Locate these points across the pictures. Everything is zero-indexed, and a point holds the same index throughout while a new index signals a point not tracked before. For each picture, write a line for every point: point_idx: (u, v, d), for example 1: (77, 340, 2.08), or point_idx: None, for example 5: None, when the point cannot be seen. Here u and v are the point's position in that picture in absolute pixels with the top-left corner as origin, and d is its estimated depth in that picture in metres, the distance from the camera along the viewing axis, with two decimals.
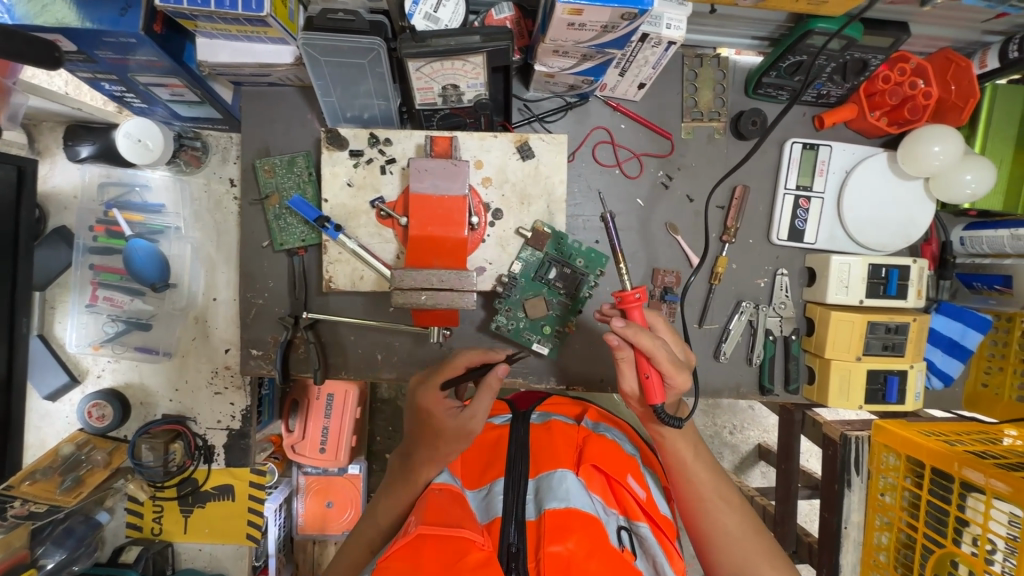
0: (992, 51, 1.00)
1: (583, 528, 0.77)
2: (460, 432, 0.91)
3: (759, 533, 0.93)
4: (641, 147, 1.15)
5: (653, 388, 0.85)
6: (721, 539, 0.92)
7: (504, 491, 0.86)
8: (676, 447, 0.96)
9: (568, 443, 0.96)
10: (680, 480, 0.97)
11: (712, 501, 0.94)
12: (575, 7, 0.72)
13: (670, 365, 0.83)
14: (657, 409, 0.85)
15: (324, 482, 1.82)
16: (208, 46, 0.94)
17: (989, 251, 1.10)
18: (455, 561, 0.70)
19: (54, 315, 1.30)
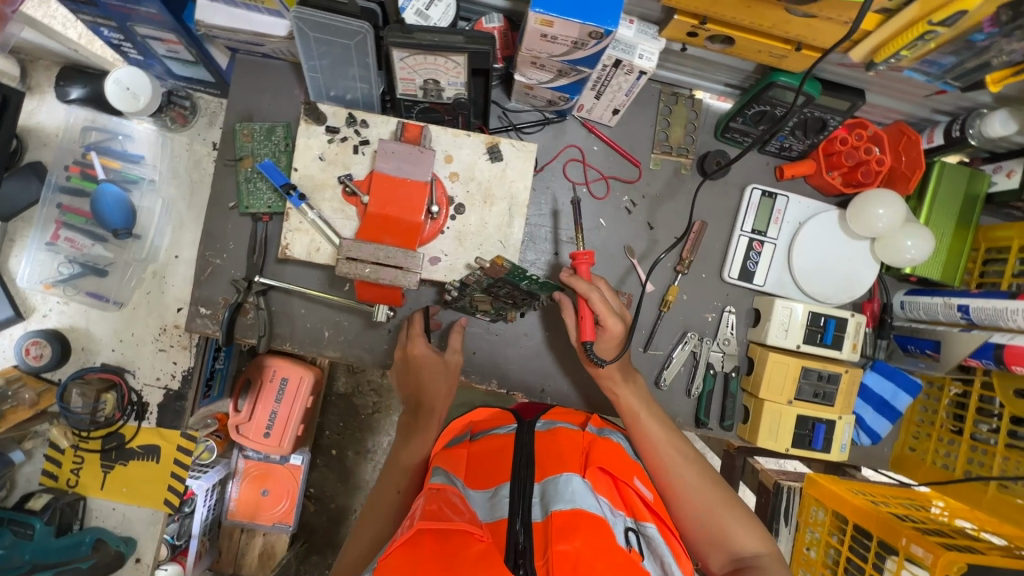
0: (939, 129, 1.08)
1: (591, 530, 0.75)
2: (446, 367, 1.11)
3: (719, 488, 0.97)
4: (610, 170, 1.20)
5: (585, 327, 1.02)
6: (687, 500, 0.95)
7: (511, 494, 0.84)
8: (623, 401, 1.04)
9: (574, 446, 0.93)
10: (639, 446, 1.01)
11: (672, 461, 0.98)
12: (546, 18, 0.77)
13: (601, 307, 1.00)
14: (586, 343, 1.01)
15: (264, 469, 1.76)
16: (208, 7, 0.98)
17: (925, 317, 1.15)
18: (455, 554, 0.70)
19: (13, 248, 1.30)
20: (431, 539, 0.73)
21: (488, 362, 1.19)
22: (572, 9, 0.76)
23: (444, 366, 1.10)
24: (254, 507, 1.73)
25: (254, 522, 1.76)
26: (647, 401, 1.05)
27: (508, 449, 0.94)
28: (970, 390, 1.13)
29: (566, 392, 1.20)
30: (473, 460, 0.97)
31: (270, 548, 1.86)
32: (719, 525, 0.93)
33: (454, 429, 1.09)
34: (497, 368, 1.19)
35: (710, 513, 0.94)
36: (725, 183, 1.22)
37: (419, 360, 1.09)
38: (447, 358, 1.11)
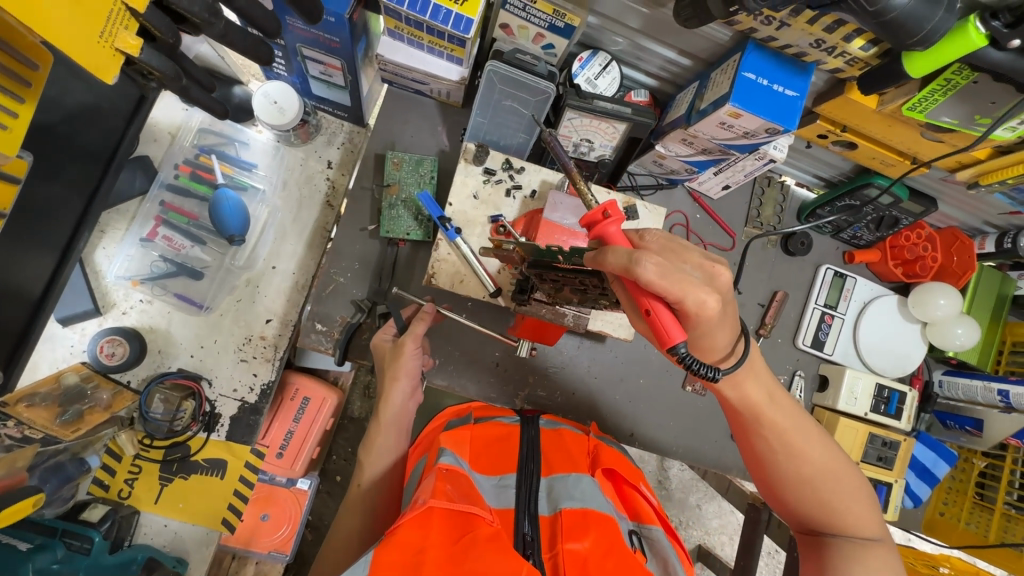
0: (990, 238, 1.27)
1: (601, 528, 0.80)
2: (395, 351, 1.05)
3: (840, 469, 0.85)
4: (708, 237, 1.32)
5: (661, 327, 0.66)
6: (797, 482, 0.85)
7: (518, 485, 0.90)
8: (742, 392, 0.82)
9: (581, 448, 1.01)
10: (749, 426, 0.86)
11: (785, 447, 0.84)
12: (738, 112, 0.89)
13: (663, 280, 0.64)
14: (677, 349, 0.65)
15: (267, 490, 1.37)
16: (390, 45, 1.05)
17: (963, 396, 1.31)
18: (463, 535, 0.72)
19: (102, 240, 1.24)
20: (441, 519, 0.74)
21: (584, 402, 1.25)
22: (762, 107, 0.88)
23: (393, 349, 1.06)
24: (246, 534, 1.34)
25: (249, 550, 1.36)
26: (769, 385, 0.84)
27: (514, 438, 0.99)
28: (999, 464, 1.29)
29: (652, 435, 1.28)
30: (475, 443, 0.98)
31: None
32: (833, 509, 0.84)
33: (452, 413, 1.09)
34: (592, 409, 1.25)
35: (825, 497, 0.84)
36: (803, 261, 1.37)
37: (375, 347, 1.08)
38: (397, 340, 1.06)
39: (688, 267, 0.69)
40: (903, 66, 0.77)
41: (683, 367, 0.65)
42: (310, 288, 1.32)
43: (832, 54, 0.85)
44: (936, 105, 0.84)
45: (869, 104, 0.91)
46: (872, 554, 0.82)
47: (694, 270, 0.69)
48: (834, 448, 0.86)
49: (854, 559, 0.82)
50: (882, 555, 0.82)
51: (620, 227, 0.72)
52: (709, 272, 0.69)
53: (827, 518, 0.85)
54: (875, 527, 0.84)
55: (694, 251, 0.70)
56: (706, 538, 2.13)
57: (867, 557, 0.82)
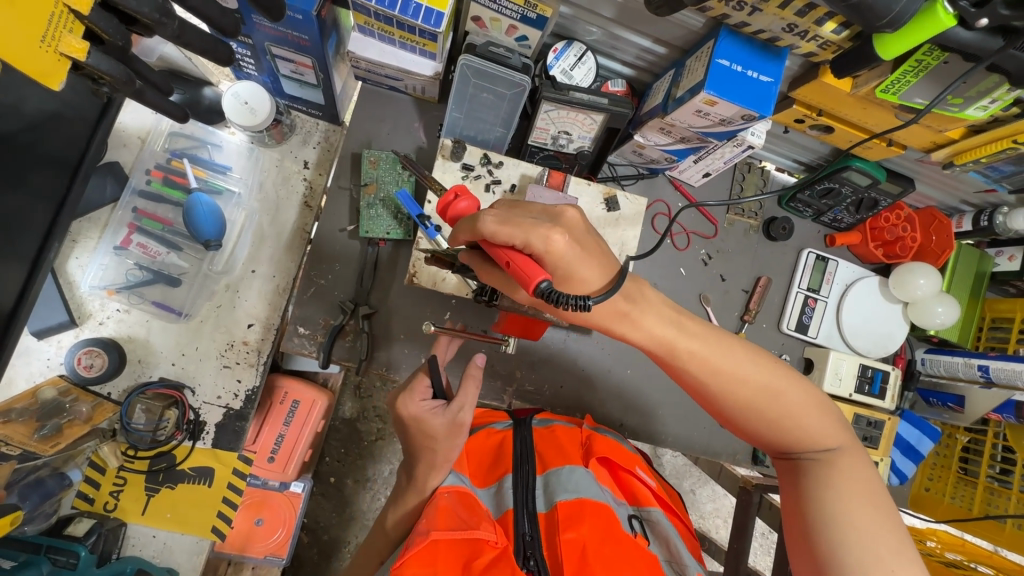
0: (967, 217, 1.29)
1: (595, 517, 0.82)
2: (451, 429, 0.91)
3: (778, 384, 0.81)
4: (691, 225, 1.32)
5: (521, 272, 0.64)
6: (740, 409, 0.82)
7: (515, 486, 0.90)
8: (648, 331, 0.78)
9: (574, 441, 1.00)
10: (673, 365, 0.81)
11: (718, 377, 0.80)
12: (713, 99, 0.88)
13: (505, 226, 0.66)
14: (541, 288, 0.62)
15: (259, 496, 1.37)
16: (361, 41, 1.03)
17: (945, 373, 1.33)
18: (469, 562, 0.76)
19: (74, 249, 1.21)
20: (447, 546, 0.77)
21: (573, 395, 1.25)
22: (737, 94, 0.88)
23: (447, 427, 0.91)
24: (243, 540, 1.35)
25: (244, 556, 1.37)
26: (675, 319, 0.79)
27: (507, 444, 0.99)
28: (981, 438, 1.32)
29: (642, 425, 1.28)
30: (471, 455, 0.99)
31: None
32: (786, 428, 0.81)
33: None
34: (581, 402, 1.26)
35: (774, 417, 0.81)
36: (786, 245, 1.37)
37: (418, 421, 0.91)
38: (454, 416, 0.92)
39: (533, 214, 0.70)
40: (875, 50, 0.77)
41: (550, 302, 0.61)
42: (291, 291, 1.30)
43: (805, 38, 0.84)
44: (908, 86, 0.84)
45: (844, 87, 0.90)
46: (834, 465, 0.79)
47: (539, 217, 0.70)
48: (770, 364, 0.81)
49: (819, 474, 0.79)
50: (846, 464, 0.79)
51: (472, 203, 0.79)
52: (554, 214, 0.70)
53: (783, 437, 0.82)
54: (832, 437, 0.81)
55: (538, 203, 0.73)
56: (701, 522, 2.15)
57: (830, 469, 0.79)
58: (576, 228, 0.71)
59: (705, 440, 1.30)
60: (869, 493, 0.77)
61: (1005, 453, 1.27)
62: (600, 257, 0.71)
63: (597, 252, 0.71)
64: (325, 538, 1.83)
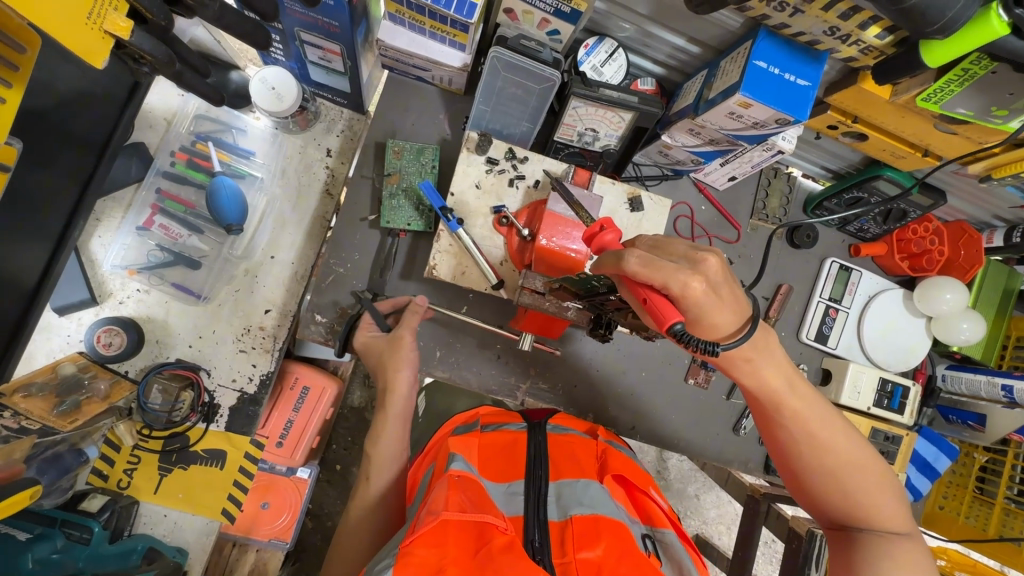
0: (998, 232, 1.26)
1: (612, 534, 0.79)
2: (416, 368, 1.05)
3: (867, 462, 0.75)
4: (713, 229, 1.30)
5: (658, 311, 0.63)
6: (817, 474, 0.75)
7: (526, 493, 0.88)
8: (759, 379, 0.71)
9: (589, 454, 1.00)
10: (770, 417, 0.75)
11: (806, 439, 0.74)
12: (748, 101, 0.87)
13: (647, 268, 0.63)
14: (676, 330, 0.62)
15: (266, 479, 1.39)
16: (391, 30, 1.02)
17: (967, 390, 1.30)
18: (481, 546, 0.73)
19: (97, 228, 1.22)
20: (457, 530, 0.75)
21: (585, 396, 1.24)
22: (773, 97, 0.86)
23: (389, 342, 1.05)
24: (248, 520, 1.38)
25: (250, 538, 1.39)
26: (790, 373, 0.72)
27: (521, 444, 0.98)
28: (1000, 459, 1.30)
29: (654, 429, 1.27)
30: (483, 449, 0.98)
31: (262, 566, 1.47)
32: (858, 503, 0.75)
33: (460, 418, 1.09)
34: (594, 403, 1.25)
35: (850, 490, 0.75)
36: (808, 254, 1.35)
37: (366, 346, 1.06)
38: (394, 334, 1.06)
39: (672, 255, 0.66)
40: (920, 56, 0.75)
41: (681, 344, 0.62)
42: (308, 278, 1.30)
43: (846, 42, 0.82)
44: (952, 95, 0.81)
45: (883, 94, 0.89)
46: (900, 549, 0.74)
47: (680, 260, 0.65)
48: (860, 438, 0.76)
49: (880, 554, 0.73)
50: (907, 551, 0.73)
51: (617, 237, 0.77)
52: (695, 258, 0.64)
53: (849, 510, 0.76)
54: (900, 520, 0.75)
55: (680, 243, 0.68)
56: (704, 528, 2.14)
57: (893, 554, 0.73)
58: (716, 274, 0.64)
59: (715, 446, 1.29)
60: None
61: None
62: (735, 304, 0.65)
63: (732, 301, 0.65)
64: (329, 524, 1.83)
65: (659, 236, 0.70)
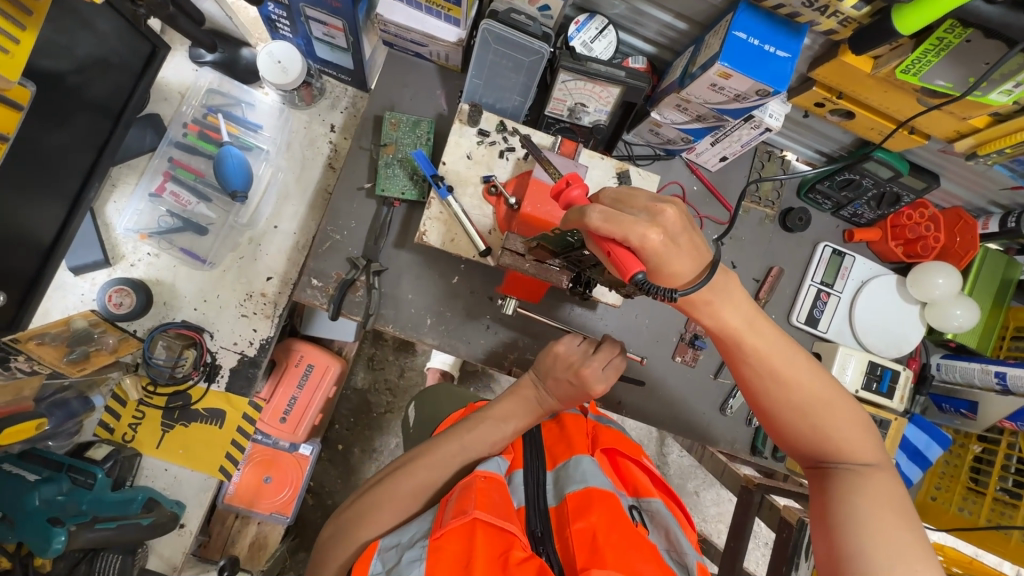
0: (994, 218, 1.24)
1: (604, 505, 0.77)
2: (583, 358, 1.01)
3: (833, 395, 0.75)
4: (705, 209, 1.31)
5: (621, 263, 0.66)
6: (783, 409, 0.76)
7: (526, 482, 0.86)
8: (719, 320, 0.74)
9: (580, 429, 0.96)
10: (732, 355, 0.77)
11: (768, 372, 0.75)
12: (727, 71, 0.89)
13: (609, 223, 0.66)
14: (636, 279, 0.64)
15: (270, 454, 1.46)
16: (389, 4, 1.07)
17: (961, 379, 1.29)
18: (503, 554, 0.69)
19: (113, 193, 1.29)
20: (484, 532, 0.72)
21: None
22: (752, 68, 0.88)
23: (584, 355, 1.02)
24: (252, 494, 1.44)
25: (253, 510, 1.46)
26: (751, 313, 0.74)
27: (516, 439, 0.98)
28: (993, 450, 1.27)
29: (641, 406, 1.28)
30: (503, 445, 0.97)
31: (262, 539, 1.53)
32: (825, 435, 0.75)
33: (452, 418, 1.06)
34: None
35: (818, 422, 0.75)
36: (802, 237, 1.35)
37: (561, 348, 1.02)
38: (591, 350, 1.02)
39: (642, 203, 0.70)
40: (892, 24, 0.76)
41: (645, 294, 0.64)
42: (309, 247, 1.35)
43: (825, 13, 0.84)
44: (929, 66, 0.82)
45: (864, 67, 0.90)
46: (872, 480, 0.72)
47: (640, 212, 0.67)
48: (823, 371, 0.77)
49: (852, 486, 0.72)
50: (884, 483, 0.72)
51: (584, 191, 0.80)
52: (654, 210, 0.67)
53: (821, 444, 0.75)
54: (872, 453, 0.74)
55: (641, 196, 0.69)
56: (702, 525, 2.13)
57: (867, 485, 0.71)
58: (675, 225, 0.67)
59: (700, 426, 1.30)
60: (906, 513, 0.69)
61: (1019, 465, 1.22)
62: (694, 251, 0.68)
63: (690, 249, 0.68)
64: (329, 501, 1.87)
65: (621, 190, 0.71)
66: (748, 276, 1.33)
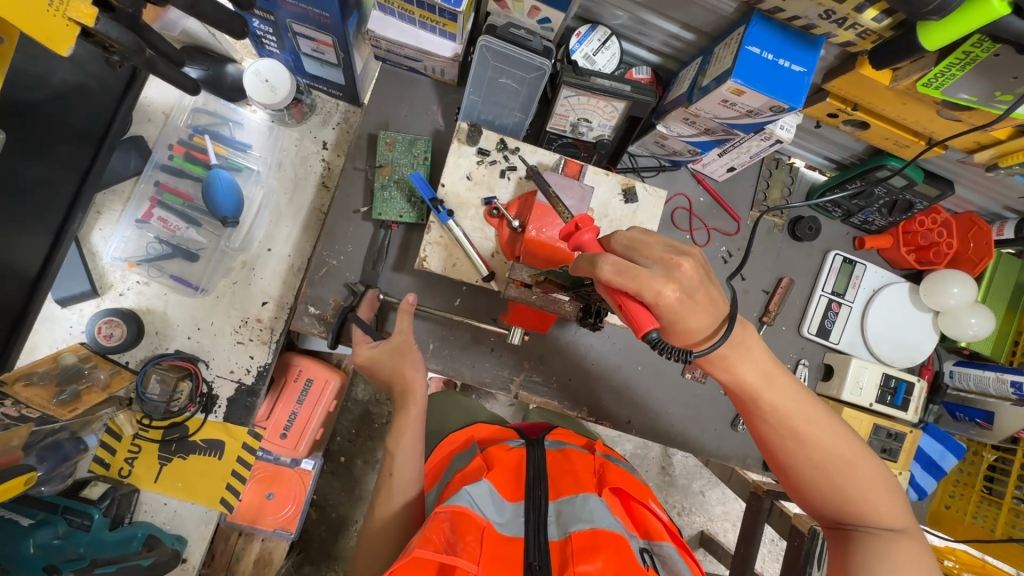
0: (1009, 224, 1.22)
1: (612, 547, 0.74)
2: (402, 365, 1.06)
3: (857, 457, 0.73)
4: (712, 221, 1.27)
5: (634, 318, 0.63)
6: (806, 470, 0.73)
7: (524, 513, 0.83)
8: (735, 373, 0.70)
9: (587, 467, 0.94)
10: (750, 412, 0.73)
11: (789, 434, 0.72)
12: (740, 88, 0.85)
13: (622, 276, 0.63)
14: (651, 338, 0.62)
15: (272, 470, 1.35)
16: (381, 20, 1.02)
17: (975, 387, 1.27)
18: None
19: (97, 221, 1.24)
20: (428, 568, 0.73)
21: (580, 392, 1.22)
22: (766, 84, 0.84)
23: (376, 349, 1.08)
24: (254, 511, 1.35)
25: (255, 528, 1.37)
26: (768, 367, 0.70)
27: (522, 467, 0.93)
28: (1009, 457, 1.26)
29: (650, 423, 1.25)
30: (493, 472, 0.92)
31: (267, 555, 1.48)
32: (850, 499, 0.72)
33: (455, 443, 1.03)
34: (590, 397, 1.23)
35: (842, 485, 0.72)
36: (811, 246, 1.32)
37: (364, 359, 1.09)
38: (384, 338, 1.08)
39: (655, 244, 0.66)
40: (918, 40, 0.72)
41: (658, 353, 0.62)
42: (305, 270, 1.31)
43: (843, 26, 0.80)
44: (954, 79, 0.78)
45: (883, 80, 0.86)
46: (895, 547, 0.71)
47: (654, 264, 0.64)
48: (848, 432, 0.74)
49: (875, 554, 0.71)
50: (907, 551, 0.71)
51: (595, 234, 0.75)
52: (670, 264, 0.63)
53: (844, 507, 0.73)
54: (898, 517, 0.73)
55: (657, 246, 0.66)
56: (709, 524, 2.12)
57: (890, 553, 0.70)
58: (692, 279, 0.63)
59: (711, 441, 1.27)
60: None
61: None
62: (711, 307, 0.65)
63: (707, 303, 0.65)
64: (334, 515, 1.84)
65: (635, 236, 0.68)
66: (758, 288, 1.29)
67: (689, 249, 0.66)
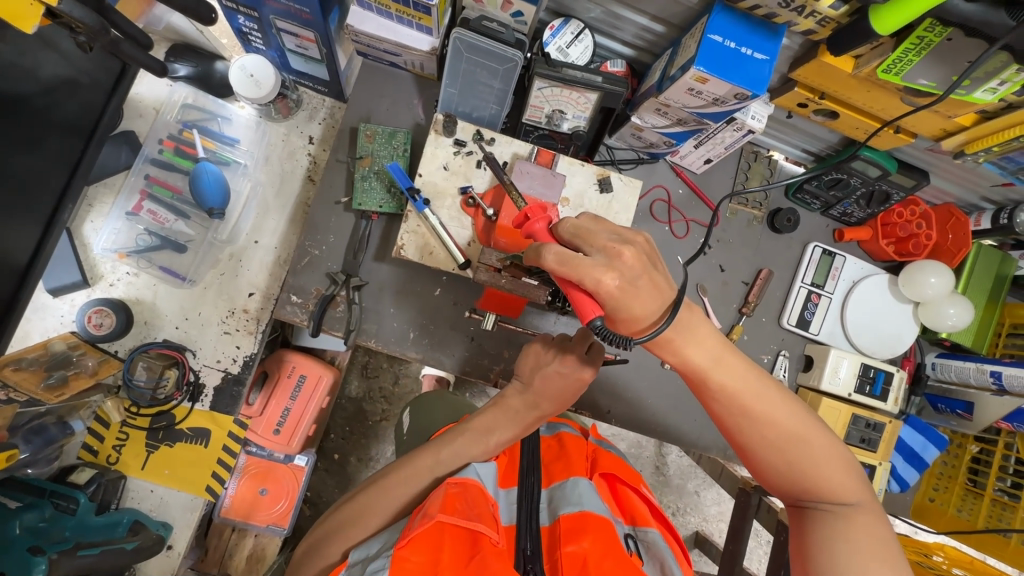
0: (986, 215, 1.22)
1: (599, 529, 0.75)
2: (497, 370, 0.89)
3: (809, 433, 0.73)
4: (691, 213, 1.29)
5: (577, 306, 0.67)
6: (760, 448, 0.74)
7: (518, 500, 0.84)
8: (682, 357, 0.71)
9: (581, 451, 0.93)
10: (703, 391, 0.75)
11: (740, 413, 0.73)
12: (703, 76, 0.87)
13: (565, 266, 0.65)
14: (593, 326, 0.65)
15: (265, 466, 1.42)
16: (360, 15, 1.05)
17: (956, 378, 1.27)
18: (468, 557, 0.69)
19: (89, 214, 1.27)
20: (451, 535, 0.73)
21: None
22: (729, 71, 0.86)
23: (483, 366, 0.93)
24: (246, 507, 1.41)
25: (248, 523, 1.43)
26: (718, 349, 0.72)
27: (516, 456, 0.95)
28: (991, 449, 1.26)
29: (630, 413, 1.26)
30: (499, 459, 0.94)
31: (259, 551, 1.51)
32: (804, 475, 0.73)
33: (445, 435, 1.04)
34: None
35: (795, 462, 0.73)
36: (791, 239, 1.33)
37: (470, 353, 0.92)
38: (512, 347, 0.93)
39: (603, 231, 0.68)
40: (871, 25, 0.74)
41: (599, 340, 0.65)
42: (291, 262, 1.33)
43: (802, 14, 0.81)
44: (911, 65, 0.80)
45: (845, 67, 0.87)
46: (849, 521, 0.71)
47: (598, 253, 0.66)
48: (800, 408, 0.74)
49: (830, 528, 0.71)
50: (861, 524, 0.71)
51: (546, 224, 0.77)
52: (612, 252, 0.65)
53: (799, 483, 0.74)
54: (852, 491, 0.73)
55: (600, 235, 0.67)
56: (703, 525, 2.11)
57: (843, 528, 0.71)
58: (638, 265, 0.65)
59: (691, 432, 1.28)
60: (884, 558, 0.69)
61: (1017, 466, 1.20)
62: (656, 292, 0.66)
63: (652, 290, 0.66)
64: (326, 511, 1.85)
65: (581, 223, 0.69)
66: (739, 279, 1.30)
67: (632, 237, 0.69)
